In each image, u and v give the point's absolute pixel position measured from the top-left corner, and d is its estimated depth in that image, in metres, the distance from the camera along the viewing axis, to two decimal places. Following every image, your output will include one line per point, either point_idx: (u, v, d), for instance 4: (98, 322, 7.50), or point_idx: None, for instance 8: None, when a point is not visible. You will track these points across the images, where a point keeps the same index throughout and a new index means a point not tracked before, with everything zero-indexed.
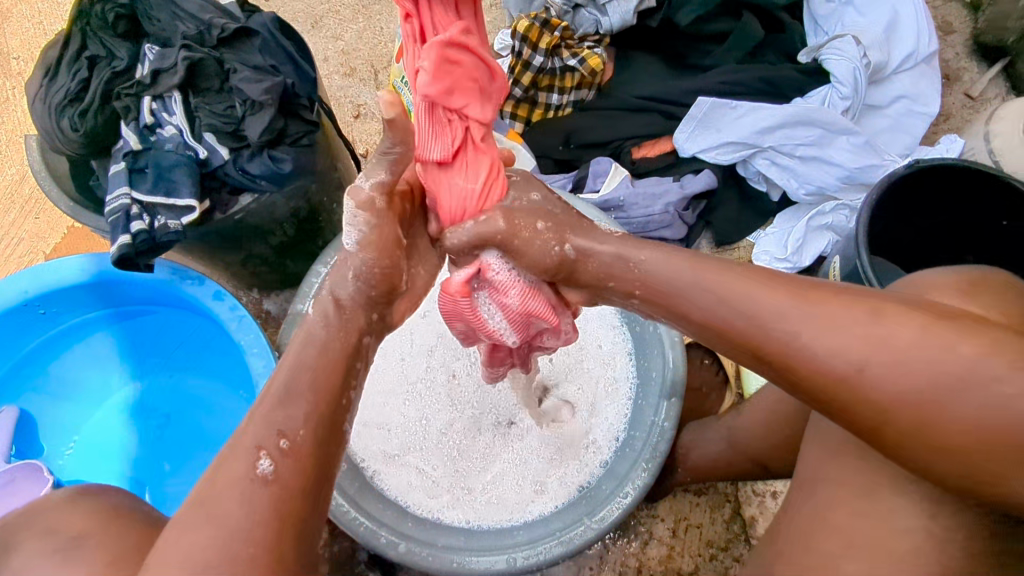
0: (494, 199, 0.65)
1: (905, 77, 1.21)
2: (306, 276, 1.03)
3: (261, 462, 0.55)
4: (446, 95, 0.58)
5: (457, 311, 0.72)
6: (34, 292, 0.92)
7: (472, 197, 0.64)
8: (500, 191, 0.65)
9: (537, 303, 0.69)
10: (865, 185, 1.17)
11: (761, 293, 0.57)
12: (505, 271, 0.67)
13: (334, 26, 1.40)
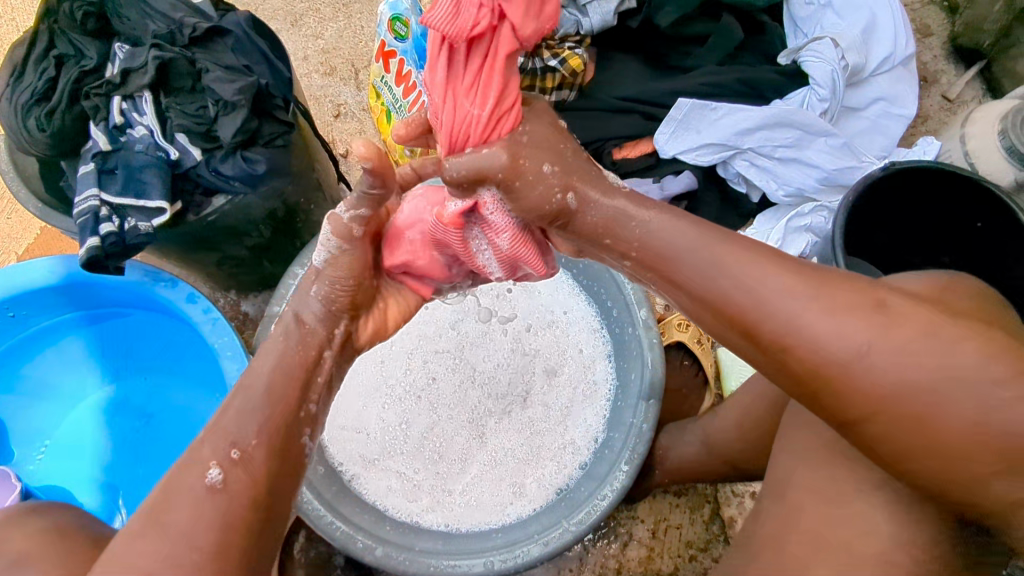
0: (502, 131, 0.57)
1: (883, 79, 1.21)
2: (283, 278, 1.03)
3: (210, 470, 0.55)
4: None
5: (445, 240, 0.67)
6: (3, 295, 0.90)
7: (477, 124, 0.56)
8: (512, 123, 0.57)
9: (527, 251, 0.66)
10: (843, 186, 1.17)
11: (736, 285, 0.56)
12: (503, 212, 0.62)
13: (314, 24, 1.39)
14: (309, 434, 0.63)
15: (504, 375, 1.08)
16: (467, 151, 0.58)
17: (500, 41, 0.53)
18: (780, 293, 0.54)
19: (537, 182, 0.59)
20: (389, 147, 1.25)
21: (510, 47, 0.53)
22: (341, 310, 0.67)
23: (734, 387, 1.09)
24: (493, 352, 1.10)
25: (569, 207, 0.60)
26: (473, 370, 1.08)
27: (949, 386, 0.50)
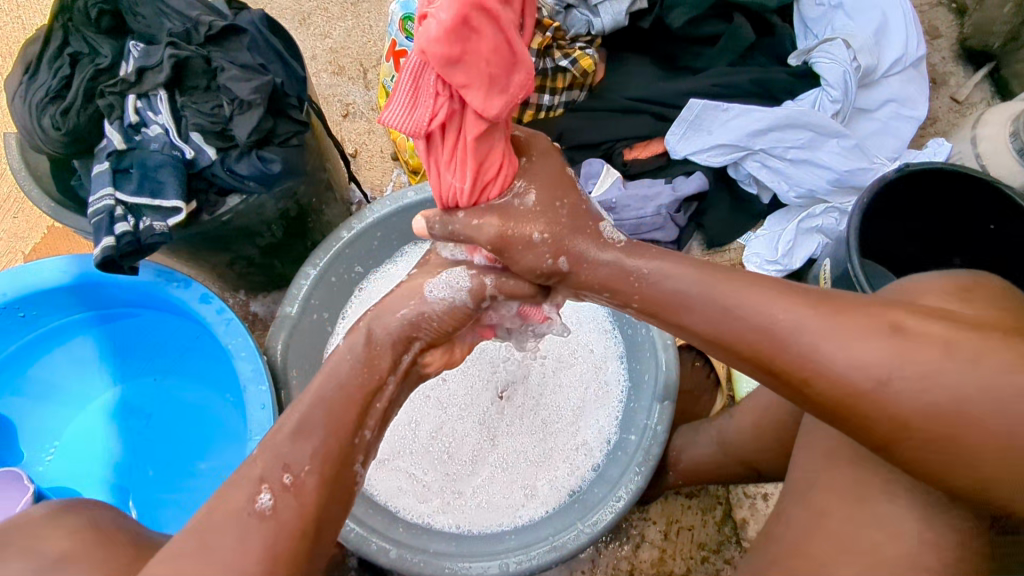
0: (489, 196, 0.66)
1: (894, 80, 1.21)
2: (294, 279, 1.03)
3: (261, 497, 0.56)
4: (449, 67, 0.54)
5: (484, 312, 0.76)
6: (14, 296, 0.89)
7: (463, 195, 0.66)
8: (495, 190, 0.66)
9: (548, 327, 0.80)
10: (855, 188, 1.17)
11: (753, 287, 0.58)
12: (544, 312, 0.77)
13: (322, 23, 1.38)
14: (361, 463, 0.64)
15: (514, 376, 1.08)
16: (458, 212, 0.68)
17: (468, 128, 0.60)
18: (804, 315, 0.57)
19: (527, 249, 0.67)
20: (399, 148, 1.25)
21: (475, 132, 0.60)
22: (380, 322, 0.69)
23: (747, 389, 1.08)
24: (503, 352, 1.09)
25: (563, 268, 0.68)
26: (482, 371, 1.08)
27: (972, 388, 0.50)
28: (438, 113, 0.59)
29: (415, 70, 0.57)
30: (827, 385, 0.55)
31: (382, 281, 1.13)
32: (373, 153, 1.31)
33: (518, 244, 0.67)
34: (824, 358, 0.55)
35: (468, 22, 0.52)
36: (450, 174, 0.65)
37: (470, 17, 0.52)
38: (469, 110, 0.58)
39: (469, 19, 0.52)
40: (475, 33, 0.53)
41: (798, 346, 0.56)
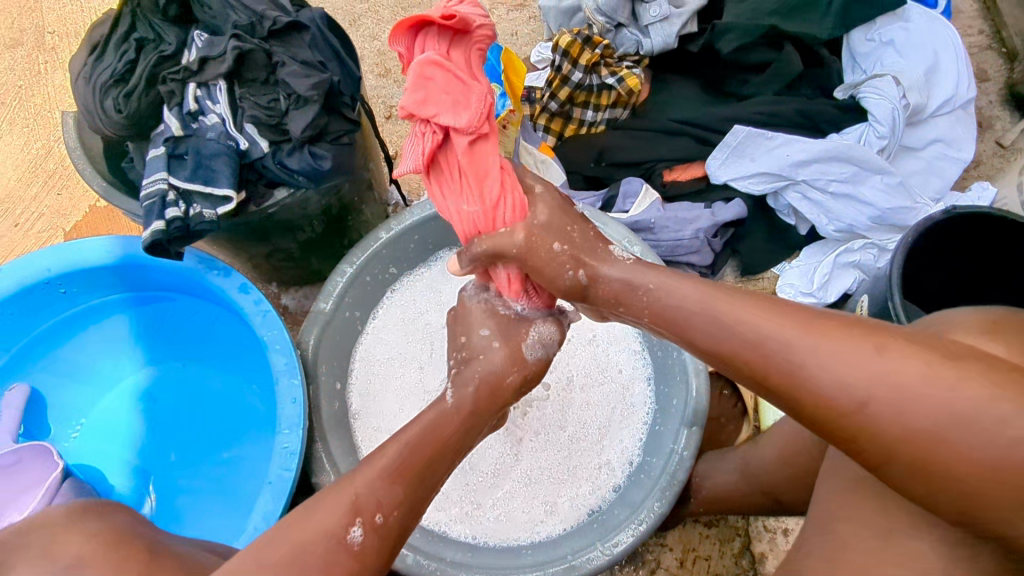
0: (504, 218, 0.71)
1: (942, 121, 1.20)
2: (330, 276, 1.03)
3: (353, 529, 0.57)
4: (421, 105, 0.67)
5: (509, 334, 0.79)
6: (56, 271, 0.90)
7: (477, 218, 0.72)
8: (508, 214, 0.71)
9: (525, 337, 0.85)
10: (895, 227, 1.16)
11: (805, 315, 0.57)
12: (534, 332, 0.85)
13: (371, 25, 1.40)
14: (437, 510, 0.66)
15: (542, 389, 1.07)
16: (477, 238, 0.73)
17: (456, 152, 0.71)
18: (819, 339, 0.54)
19: (549, 258, 0.69)
20: None
21: (462, 154, 0.70)
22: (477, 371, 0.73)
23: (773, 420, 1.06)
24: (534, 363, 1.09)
25: (580, 282, 0.69)
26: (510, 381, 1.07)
27: None
28: (430, 145, 0.71)
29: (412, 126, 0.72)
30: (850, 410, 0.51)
31: (414, 284, 1.14)
32: None
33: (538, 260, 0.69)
34: (836, 386, 0.51)
35: (425, 67, 0.66)
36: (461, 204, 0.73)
37: (427, 63, 0.66)
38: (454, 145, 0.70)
39: (426, 64, 0.66)
40: (435, 74, 0.66)
41: (816, 367, 0.53)
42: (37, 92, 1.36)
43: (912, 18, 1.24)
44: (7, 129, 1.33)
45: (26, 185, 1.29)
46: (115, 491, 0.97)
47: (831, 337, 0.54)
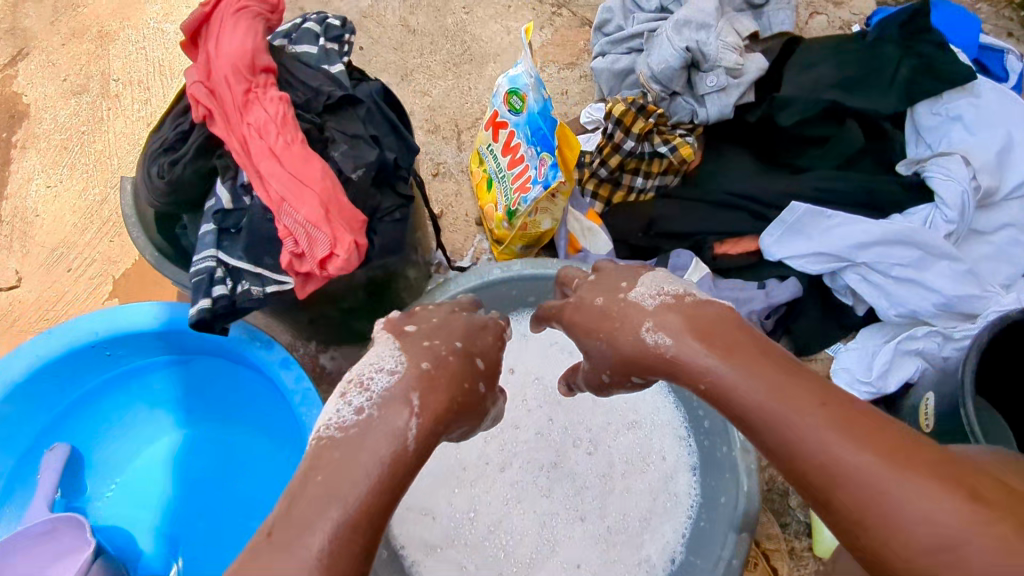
0: (266, 95, 0.77)
1: (1015, 204, 1.13)
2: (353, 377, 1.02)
3: None
4: (228, 35, 0.78)
5: (273, 164, 0.76)
6: (103, 334, 0.91)
7: (251, 101, 0.77)
8: (268, 102, 0.77)
9: (283, 139, 0.76)
10: (964, 314, 1.09)
11: (732, 343, 0.64)
12: (280, 163, 0.76)
13: (423, 81, 1.45)
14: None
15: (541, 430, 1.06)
16: (246, 124, 0.76)
17: (263, 69, 0.79)
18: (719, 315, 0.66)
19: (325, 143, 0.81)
20: (486, 215, 1.26)
21: (265, 64, 0.79)
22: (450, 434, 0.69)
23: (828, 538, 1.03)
24: (567, 426, 1.06)
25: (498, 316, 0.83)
26: (534, 443, 1.05)
27: None
28: (235, 74, 0.77)
29: (209, 76, 0.78)
30: (647, 349, 0.68)
31: None
32: (458, 216, 1.33)
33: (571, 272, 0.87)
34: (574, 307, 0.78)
35: (213, 18, 0.80)
36: (226, 97, 0.77)
37: (212, 16, 0.80)
38: (221, 136, 0.78)
39: (213, 16, 0.80)
40: (231, 17, 0.79)
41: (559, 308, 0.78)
42: (100, 139, 1.41)
43: (982, 94, 1.18)
44: (68, 175, 1.38)
45: (81, 230, 1.33)
46: (145, 556, 0.97)
47: (739, 331, 0.65)
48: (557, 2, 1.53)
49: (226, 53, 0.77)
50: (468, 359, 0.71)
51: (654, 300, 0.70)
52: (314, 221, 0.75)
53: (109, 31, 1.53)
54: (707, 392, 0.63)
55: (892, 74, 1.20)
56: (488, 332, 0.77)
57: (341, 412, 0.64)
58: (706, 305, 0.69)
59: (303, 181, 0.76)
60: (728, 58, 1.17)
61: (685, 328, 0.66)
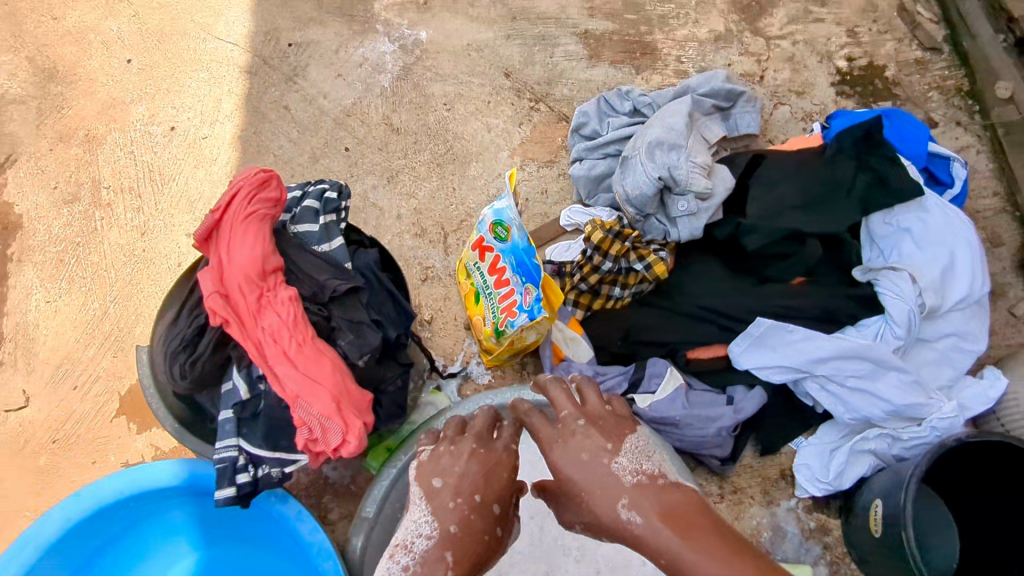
0: (278, 296, 0.85)
1: (957, 315, 1.24)
2: (359, 501, 1.11)
3: None
4: (238, 240, 0.85)
5: (289, 363, 0.84)
6: (129, 492, 0.99)
7: (265, 304, 0.85)
8: (280, 302, 0.85)
9: (298, 338, 0.84)
10: (912, 418, 1.20)
11: (693, 524, 0.71)
12: (295, 361, 0.84)
13: (408, 182, 1.52)
14: None
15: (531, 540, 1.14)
16: (263, 326, 0.84)
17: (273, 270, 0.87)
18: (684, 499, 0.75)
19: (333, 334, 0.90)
20: (476, 326, 1.34)
21: (275, 265, 0.86)
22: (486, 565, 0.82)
23: None
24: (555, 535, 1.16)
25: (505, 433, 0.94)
26: (527, 556, 1.14)
27: None
28: (249, 280, 0.84)
29: (223, 282, 0.85)
30: (620, 522, 0.75)
31: None
32: (447, 321, 1.41)
33: (553, 385, 0.92)
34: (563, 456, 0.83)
35: (221, 221, 0.87)
36: (241, 301, 0.84)
37: (218, 218, 0.86)
38: (235, 335, 0.85)
39: (220, 219, 0.87)
40: (238, 221, 0.86)
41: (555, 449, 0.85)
42: (96, 251, 1.46)
43: (930, 207, 1.29)
44: (67, 289, 1.43)
45: (84, 346, 1.39)
46: None
47: (698, 511, 0.73)
48: (535, 98, 1.60)
49: (236, 260, 0.84)
50: (485, 507, 0.82)
51: (634, 477, 0.78)
52: (329, 414, 0.83)
53: (96, 135, 1.57)
54: (667, 566, 0.69)
55: (849, 189, 1.30)
56: (502, 466, 0.87)
57: (391, 572, 0.77)
58: (675, 489, 0.77)
59: (317, 376, 0.84)
60: (698, 183, 1.25)
61: (652, 506, 0.74)
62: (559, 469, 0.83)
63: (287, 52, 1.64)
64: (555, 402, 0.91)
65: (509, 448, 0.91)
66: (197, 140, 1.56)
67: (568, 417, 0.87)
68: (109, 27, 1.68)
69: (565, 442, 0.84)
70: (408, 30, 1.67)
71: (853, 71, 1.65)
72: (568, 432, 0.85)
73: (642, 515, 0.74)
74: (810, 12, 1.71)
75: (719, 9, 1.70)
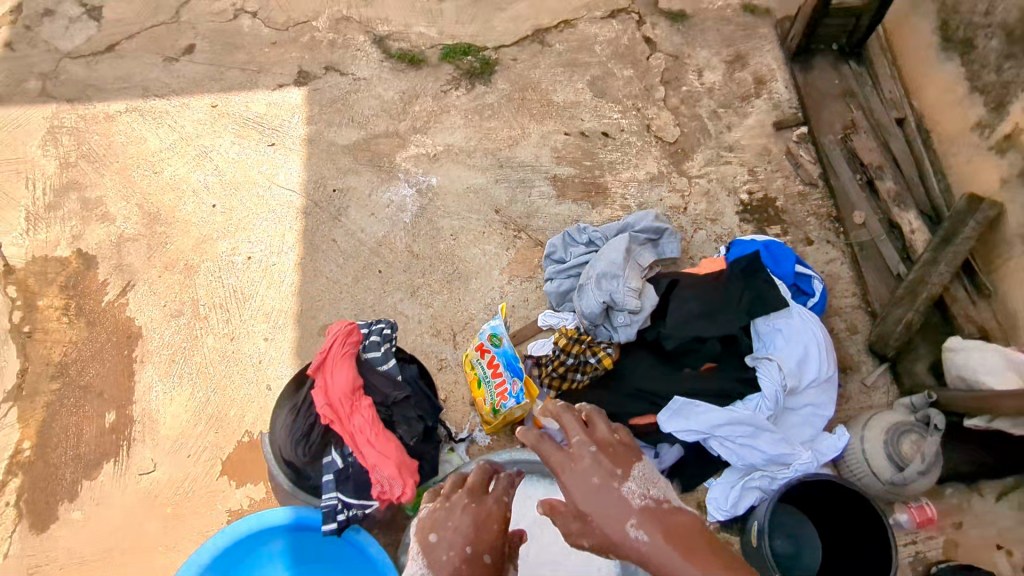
0: (361, 404, 1.42)
1: (812, 389, 1.80)
2: (402, 534, 1.62)
3: None
4: (338, 371, 1.43)
5: (369, 444, 1.39)
6: (257, 525, 1.51)
7: (354, 409, 1.41)
8: (363, 408, 1.42)
9: (374, 429, 1.40)
10: (783, 464, 1.74)
11: (686, 540, 0.92)
12: (373, 443, 1.39)
13: (426, 295, 2.07)
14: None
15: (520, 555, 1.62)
16: (353, 423, 1.40)
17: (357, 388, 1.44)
18: (680, 522, 0.95)
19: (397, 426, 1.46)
20: (480, 406, 1.85)
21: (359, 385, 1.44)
22: None
23: None
24: (539, 551, 1.63)
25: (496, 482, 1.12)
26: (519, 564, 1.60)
27: None
28: (344, 395, 1.41)
29: (328, 397, 1.41)
30: (628, 538, 0.93)
31: None
32: (457, 399, 1.95)
33: (566, 413, 1.08)
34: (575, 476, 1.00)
35: (326, 359, 1.44)
36: (340, 408, 1.40)
37: (324, 358, 1.44)
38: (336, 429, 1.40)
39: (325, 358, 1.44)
40: (337, 359, 1.44)
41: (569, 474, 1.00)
42: (197, 353, 1.99)
43: (793, 313, 1.85)
44: (178, 382, 1.96)
45: (194, 424, 1.91)
46: None
47: (692, 533, 0.94)
48: (518, 228, 2.17)
49: (336, 382, 1.41)
50: (477, 557, 0.99)
51: (641, 499, 0.96)
52: (394, 476, 1.37)
53: (193, 265, 2.12)
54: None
55: (737, 302, 1.86)
56: (493, 518, 1.04)
57: None
58: (675, 511, 0.97)
59: (387, 452, 1.39)
60: (631, 303, 1.82)
61: (657, 529, 0.93)
62: (574, 491, 0.99)
63: (333, 197, 2.21)
64: (568, 428, 1.06)
65: (499, 500, 1.08)
66: (268, 266, 2.11)
67: (581, 446, 1.03)
68: (196, 178, 2.26)
69: (579, 469, 1.00)
70: (422, 178, 2.24)
71: (752, 202, 2.22)
72: (583, 459, 1.01)
73: (648, 529, 0.93)
74: (721, 156, 2.30)
75: (653, 155, 2.29)
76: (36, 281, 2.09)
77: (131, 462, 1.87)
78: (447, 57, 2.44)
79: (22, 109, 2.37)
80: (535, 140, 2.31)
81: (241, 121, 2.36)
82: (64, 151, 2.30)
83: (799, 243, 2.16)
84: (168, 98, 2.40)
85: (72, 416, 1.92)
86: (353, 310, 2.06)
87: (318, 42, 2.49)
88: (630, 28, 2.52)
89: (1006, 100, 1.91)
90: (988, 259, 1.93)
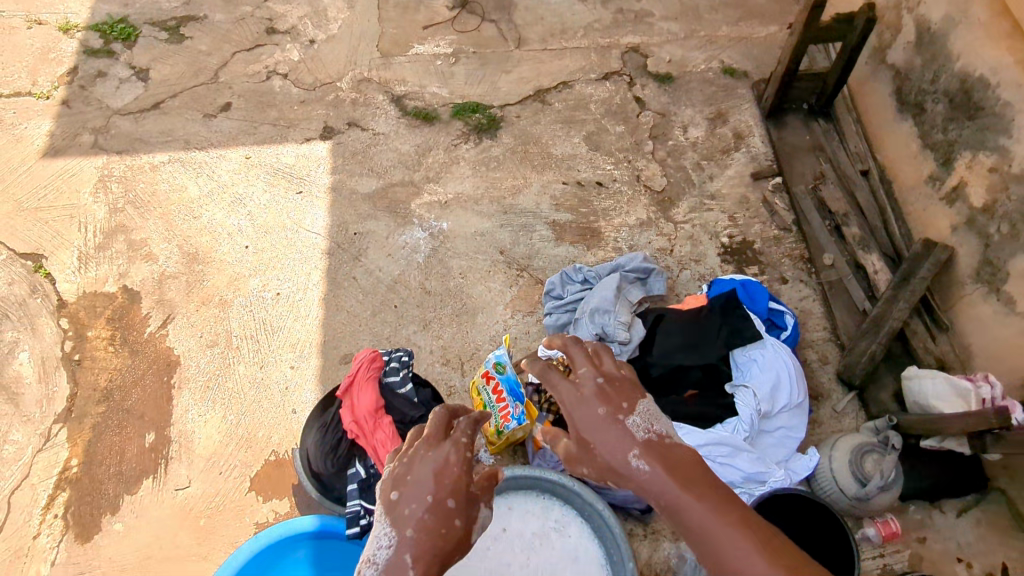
0: (383, 422, 1.64)
1: (785, 414, 1.99)
2: None
3: None
4: (360, 395, 1.68)
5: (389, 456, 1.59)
6: (283, 532, 1.67)
7: (376, 426, 1.63)
8: (384, 425, 1.63)
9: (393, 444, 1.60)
10: (760, 481, 1.90)
11: (692, 483, 0.92)
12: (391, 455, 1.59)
13: (437, 328, 2.29)
14: None
15: (495, 548, 1.75)
16: (376, 438, 1.61)
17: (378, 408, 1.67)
18: (683, 458, 0.97)
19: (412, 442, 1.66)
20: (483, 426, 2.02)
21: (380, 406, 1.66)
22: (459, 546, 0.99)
23: None
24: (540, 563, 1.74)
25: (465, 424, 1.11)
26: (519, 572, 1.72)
27: None
28: (367, 415, 1.64)
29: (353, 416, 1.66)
30: (630, 467, 0.95)
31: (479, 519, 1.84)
32: None
33: (576, 348, 1.10)
34: (579, 407, 1.03)
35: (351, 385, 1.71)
36: (364, 427, 1.63)
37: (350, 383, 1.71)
38: (362, 445, 1.63)
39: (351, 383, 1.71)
40: (360, 384, 1.70)
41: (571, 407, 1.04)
42: (230, 380, 2.21)
43: (767, 345, 2.05)
44: (212, 405, 2.17)
45: (225, 444, 2.10)
46: None
47: (694, 468, 0.95)
48: (521, 267, 2.40)
49: (362, 401, 1.66)
50: (440, 503, 0.99)
51: (644, 433, 0.98)
52: None
53: (228, 300, 2.35)
54: (664, 501, 0.92)
55: (716, 335, 2.08)
56: (453, 462, 1.03)
57: None
58: (676, 446, 0.99)
59: None
60: (620, 335, 2.06)
61: (658, 459, 0.95)
62: (579, 421, 1.02)
63: (353, 239, 2.46)
64: (577, 363, 1.09)
65: (458, 443, 1.06)
66: (294, 301, 2.34)
67: (587, 377, 1.06)
68: (231, 222, 2.52)
69: (585, 398, 1.04)
70: (434, 223, 2.49)
71: (732, 245, 2.46)
72: (587, 390, 1.04)
73: (651, 464, 0.94)
74: (704, 204, 2.54)
75: (643, 203, 2.54)
76: (87, 314, 2.33)
77: (168, 478, 2.06)
78: (457, 114, 2.73)
79: (75, 160, 2.64)
80: (536, 189, 2.57)
81: (272, 171, 2.62)
82: (114, 198, 2.56)
83: (775, 282, 2.38)
84: (207, 150, 2.68)
85: (116, 436, 2.12)
86: (370, 340, 2.27)
87: (341, 100, 2.78)
88: (622, 89, 2.81)
89: (952, 156, 2.16)
90: (943, 296, 2.15)
